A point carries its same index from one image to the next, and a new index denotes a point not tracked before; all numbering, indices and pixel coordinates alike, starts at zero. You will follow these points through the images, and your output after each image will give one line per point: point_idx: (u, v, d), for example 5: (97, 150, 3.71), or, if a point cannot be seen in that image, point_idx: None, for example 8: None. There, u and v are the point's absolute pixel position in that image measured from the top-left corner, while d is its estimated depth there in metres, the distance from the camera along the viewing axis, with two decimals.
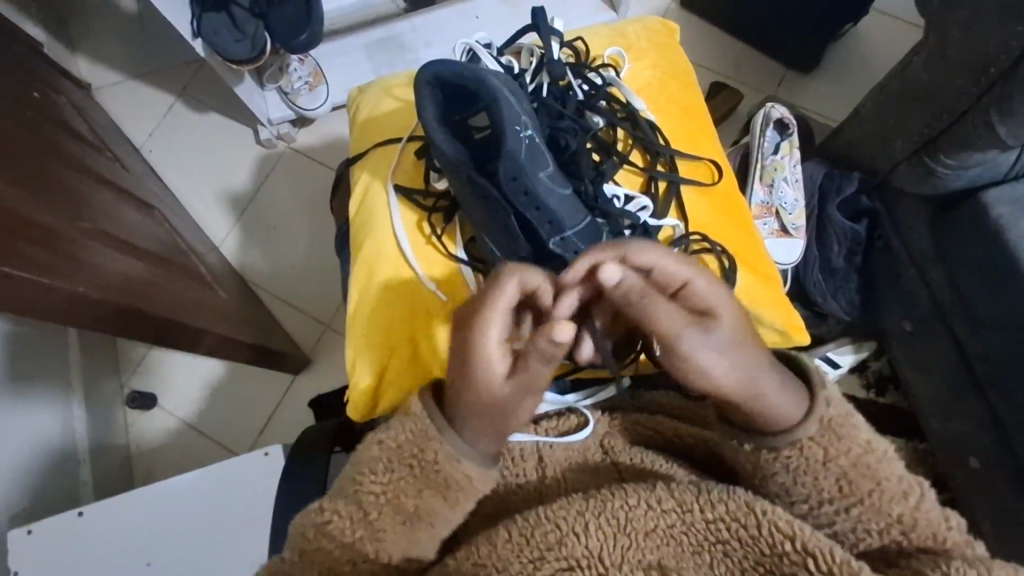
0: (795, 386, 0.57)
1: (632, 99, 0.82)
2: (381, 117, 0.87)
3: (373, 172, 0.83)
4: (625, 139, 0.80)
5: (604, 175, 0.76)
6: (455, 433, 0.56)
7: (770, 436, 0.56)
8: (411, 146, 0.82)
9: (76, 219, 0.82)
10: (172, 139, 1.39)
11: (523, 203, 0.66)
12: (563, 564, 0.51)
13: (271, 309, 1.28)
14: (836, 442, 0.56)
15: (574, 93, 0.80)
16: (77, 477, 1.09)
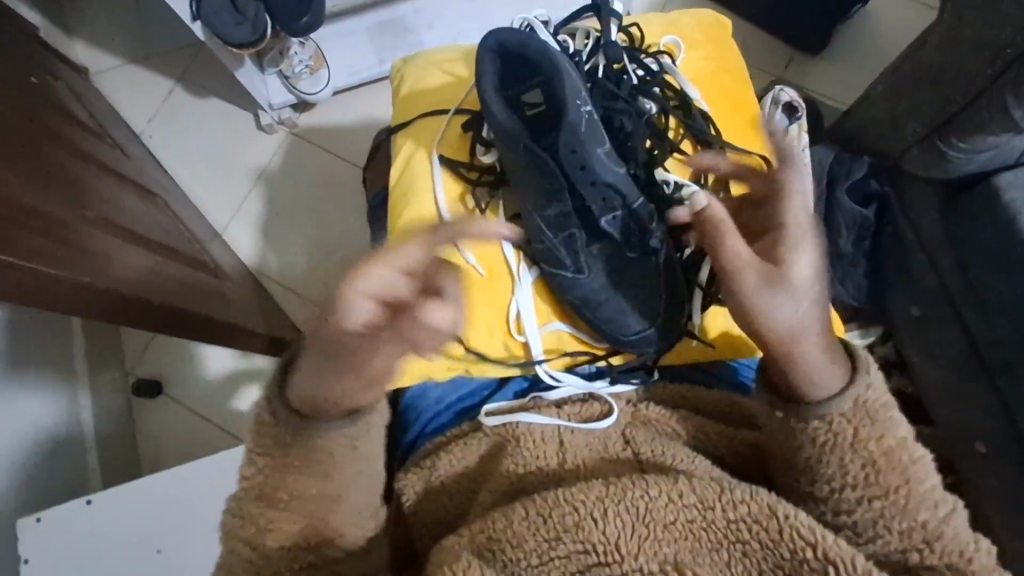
0: (836, 354, 0.60)
1: (686, 87, 0.77)
2: (420, 90, 0.80)
3: (417, 140, 0.77)
4: (676, 127, 0.75)
5: (654, 160, 0.71)
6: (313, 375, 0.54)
7: (808, 398, 0.59)
8: (457, 120, 0.77)
9: (79, 208, 0.81)
10: (173, 124, 1.38)
11: (579, 177, 0.65)
12: (580, 548, 0.50)
13: (276, 296, 1.27)
14: (870, 425, 0.58)
15: (627, 78, 0.75)
16: (84, 464, 1.09)
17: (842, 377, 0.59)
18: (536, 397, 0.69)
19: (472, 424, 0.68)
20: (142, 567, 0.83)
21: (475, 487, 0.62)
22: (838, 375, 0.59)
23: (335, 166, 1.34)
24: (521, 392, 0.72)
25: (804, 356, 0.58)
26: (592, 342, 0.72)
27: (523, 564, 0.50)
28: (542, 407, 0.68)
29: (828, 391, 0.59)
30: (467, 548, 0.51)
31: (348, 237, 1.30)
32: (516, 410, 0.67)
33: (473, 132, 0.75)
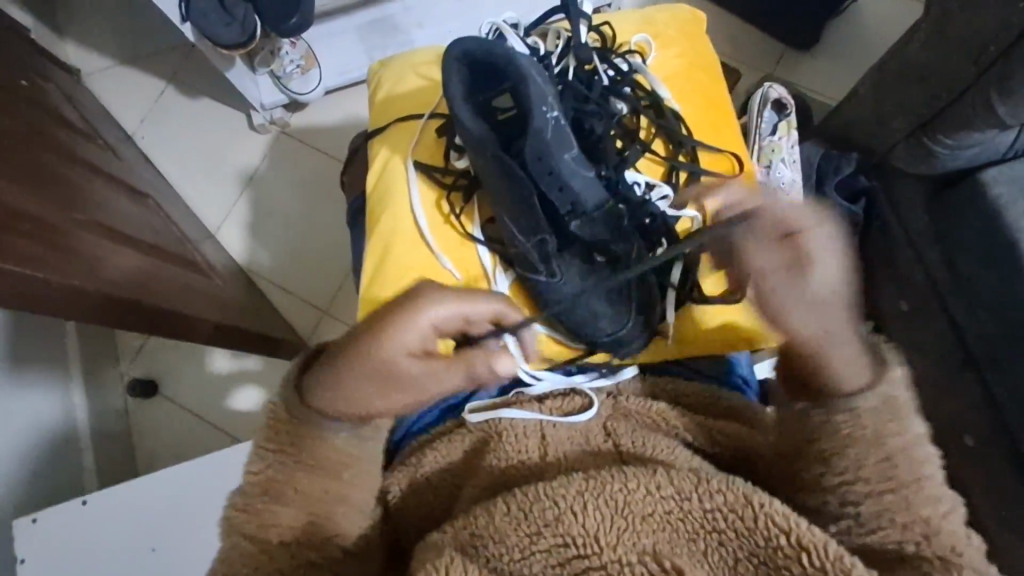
0: (855, 357, 0.53)
1: (657, 87, 0.73)
2: (400, 93, 0.79)
3: (392, 146, 0.76)
4: (647, 127, 0.72)
5: (626, 161, 0.68)
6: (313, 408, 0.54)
7: (822, 398, 0.54)
8: (433, 124, 0.76)
9: (69, 211, 0.82)
10: (164, 125, 1.38)
11: (547, 184, 0.61)
12: (559, 541, 0.44)
13: (273, 298, 1.28)
14: (892, 421, 0.51)
15: (598, 79, 0.72)
16: (80, 465, 1.10)
17: (864, 376, 0.53)
18: (519, 391, 0.66)
19: (457, 420, 0.65)
20: (137, 566, 0.84)
21: (462, 482, 0.59)
22: (857, 374, 0.53)
23: (324, 166, 1.34)
24: (505, 390, 0.69)
25: (839, 347, 0.53)
26: (570, 345, 0.69)
27: (503, 560, 0.44)
28: (524, 401, 0.65)
29: (846, 389, 0.53)
30: (447, 545, 0.46)
31: (340, 237, 1.31)
32: (499, 406, 0.64)
33: (447, 135, 0.74)
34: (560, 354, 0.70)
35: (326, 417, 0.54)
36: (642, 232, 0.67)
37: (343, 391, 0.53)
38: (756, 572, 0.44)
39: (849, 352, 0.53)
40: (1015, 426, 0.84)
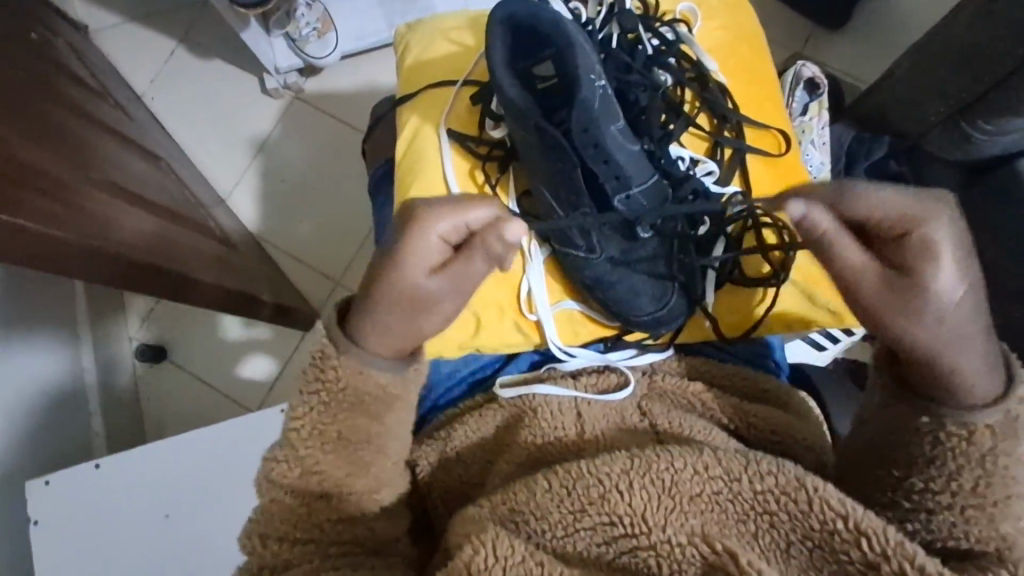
0: (993, 349, 0.50)
1: (703, 59, 0.71)
2: (429, 58, 0.76)
3: (423, 114, 0.73)
4: (691, 100, 0.69)
5: (671, 135, 0.66)
6: (355, 347, 0.51)
7: (962, 406, 0.50)
8: (467, 92, 0.73)
9: (83, 170, 0.80)
10: (174, 86, 1.34)
11: (591, 158, 0.59)
12: (606, 520, 0.44)
13: (283, 265, 1.26)
14: (1001, 442, 0.48)
15: (642, 48, 0.69)
16: (90, 429, 1.10)
17: (998, 386, 0.50)
18: (552, 367, 0.65)
19: (486, 395, 0.64)
20: (150, 532, 0.83)
21: (494, 455, 0.58)
22: (999, 375, 0.50)
23: (341, 134, 1.31)
24: (535, 364, 0.69)
25: (960, 363, 0.49)
26: (605, 322, 0.67)
27: (547, 535, 0.45)
28: (557, 377, 0.64)
29: (983, 400, 0.49)
30: (488, 519, 0.47)
31: (352, 213, 1.28)
32: (530, 382, 0.63)
33: (481, 103, 0.71)
34: (592, 332, 0.68)
35: (369, 354, 0.51)
36: (686, 208, 0.65)
37: (390, 332, 0.51)
38: (809, 555, 0.43)
39: (988, 339, 0.50)
40: None
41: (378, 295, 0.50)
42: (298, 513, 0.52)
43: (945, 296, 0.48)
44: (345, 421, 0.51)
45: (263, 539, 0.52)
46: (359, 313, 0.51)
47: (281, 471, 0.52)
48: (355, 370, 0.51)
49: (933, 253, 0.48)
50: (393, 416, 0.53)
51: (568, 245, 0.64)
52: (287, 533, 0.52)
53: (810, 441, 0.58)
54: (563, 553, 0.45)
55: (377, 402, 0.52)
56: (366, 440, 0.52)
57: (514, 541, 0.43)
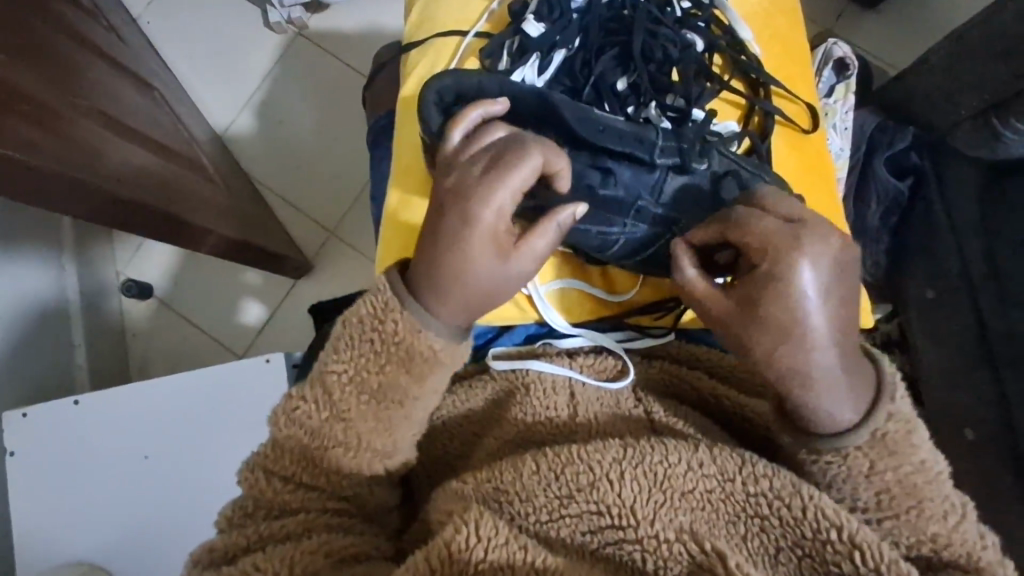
0: (863, 381, 0.48)
1: (737, 25, 0.65)
2: (440, 4, 0.69)
3: (423, 66, 0.67)
4: (721, 66, 0.64)
5: (697, 102, 0.60)
6: (420, 306, 0.49)
7: (819, 436, 0.49)
8: (476, 45, 0.66)
9: (72, 96, 0.75)
10: (172, 10, 1.27)
11: (610, 144, 0.57)
12: (593, 509, 0.43)
13: (277, 210, 1.23)
14: (887, 456, 0.48)
15: (671, 10, 0.64)
16: (73, 363, 1.07)
17: (857, 411, 0.48)
18: (547, 343, 0.60)
19: (478, 366, 0.61)
20: (129, 471, 0.82)
21: (480, 431, 0.56)
22: (862, 397, 0.48)
23: (343, 76, 1.25)
24: (530, 338, 0.63)
25: (823, 398, 0.47)
26: (604, 299, 0.62)
27: (531, 519, 0.44)
28: (553, 355, 0.59)
29: (843, 424, 0.48)
30: (471, 497, 0.45)
31: (348, 165, 1.23)
32: (525, 357, 0.59)
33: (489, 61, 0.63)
34: (588, 311, 0.62)
35: (431, 315, 0.49)
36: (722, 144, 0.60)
37: (453, 293, 0.48)
38: (798, 563, 0.42)
39: (855, 365, 0.48)
40: None
41: (439, 277, 0.48)
42: (306, 456, 0.51)
43: (800, 330, 0.46)
44: (388, 373, 0.49)
45: (267, 477, 0.51)
46: (419, 278, 0.49)
47: (306, 410, 0.50)
48: (411, 328, 0.49)
49: (782, 284, 0.46)
50: (435, 379, 0.51)
51: (607, 227, 0.58)
52: (293, 474, 0.51)
53: None
54: (546, 538, 0.43)
55: (424, 362, 0.50)
56: (401, 399, 0.50)
57: (497, 521, 0.42)
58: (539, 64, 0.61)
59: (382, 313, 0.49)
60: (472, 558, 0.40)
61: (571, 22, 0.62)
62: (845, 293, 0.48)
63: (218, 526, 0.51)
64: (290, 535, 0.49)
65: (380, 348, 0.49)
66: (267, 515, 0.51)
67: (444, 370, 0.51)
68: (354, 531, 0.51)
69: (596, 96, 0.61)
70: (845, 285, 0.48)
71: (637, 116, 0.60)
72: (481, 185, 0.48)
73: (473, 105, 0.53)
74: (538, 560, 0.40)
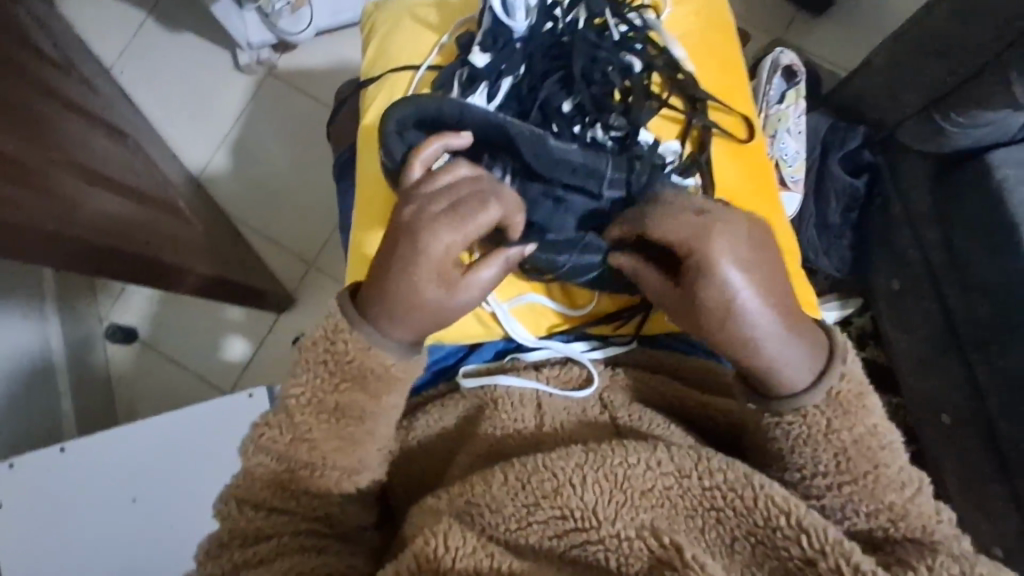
0: (814, 342, 0.52)
1: (671, 46, 0.69)
2: (393, 41, 0.73)
3: (380, 101, 0.70)
4: (659, 84, 0.68)
5: (638, 122, 0.63)
6: (372, 328, 0.52)
7: (777, 397, 0.52)
8: (429, 78, 0.69)
9: (45, 149, 0.77)
10: (143, 59, 1.30)
11: (565, 176, 0.59)
12: (558, 514, 0.45)
13: (256, 246, 1.25)
14: (842, 416, 0.51)
15: (609, 34, 0.67)
16: (59, 411, 1.07)
17: (812, 374, 0.52)
18: (515, 357, 0.62)
19: (450, 385, 0.63)
20: (117, 515, 0.83)
21: (455, 447, 0.58)
22: (815, 359, 0.52)
23: (313, 112, 1.28)
24: (499, 354, 0.64)
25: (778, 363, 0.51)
26: (566, 313, 0.64)
27: (501, 529, 0.45)
28: (520, 369, 0.61)
29: (800, 385, 0.52)
30: (445, 512, 0.47)
31: (323, 198, 1.26)
32: (493, 372, 0.61)
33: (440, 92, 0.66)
34: (551, 322, 0.64)
35: (383, 336, 0.52)
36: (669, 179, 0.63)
37: (406, 319, 0.51)
38: (751, 551, 0.44)
39: (803, 331, 0.51)
40: (993, 408, 0.85)
41: (392, 306, 0.51)
42: (275, 479, 0.53)
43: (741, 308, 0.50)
44: (343, 391, 0.52)
45: (239, 507, 0.53)
46: (373, 303, 0.52)
47: (271, 435, 0.53)
48: (362, 348, 0.52)
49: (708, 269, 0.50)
50: (391, 397, 0.53)
51: (554, 255, 0.59)
52: (264, 501, 0.53)
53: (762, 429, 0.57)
54: (516, 546, 0.45)
55: (378, 379, 0.52)
56: (359, 413, 0.53)
57: (466, 532, 0.44)
58: (487, 92, 0.65)
59: (335, 336, 0.52)
60: (442, 566, 0.42)
61: (514, 51, 0.65)
62: (772, 265, 0.51)
63: (198, 559, 0.53)
64: (263, 560, 0.51)
65: (336, 368, 0.52)
66: (242, 544, 0.52)
67: (403, 383, 0.54)
68: (325, 551, 0.52)
69: (542, 117, 0.64)
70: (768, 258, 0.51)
71: (584, 136, 0.63)
72: (433, 224, 0.50)
73: (435, 139, 0.56)
74: (505, 566, 0.42)
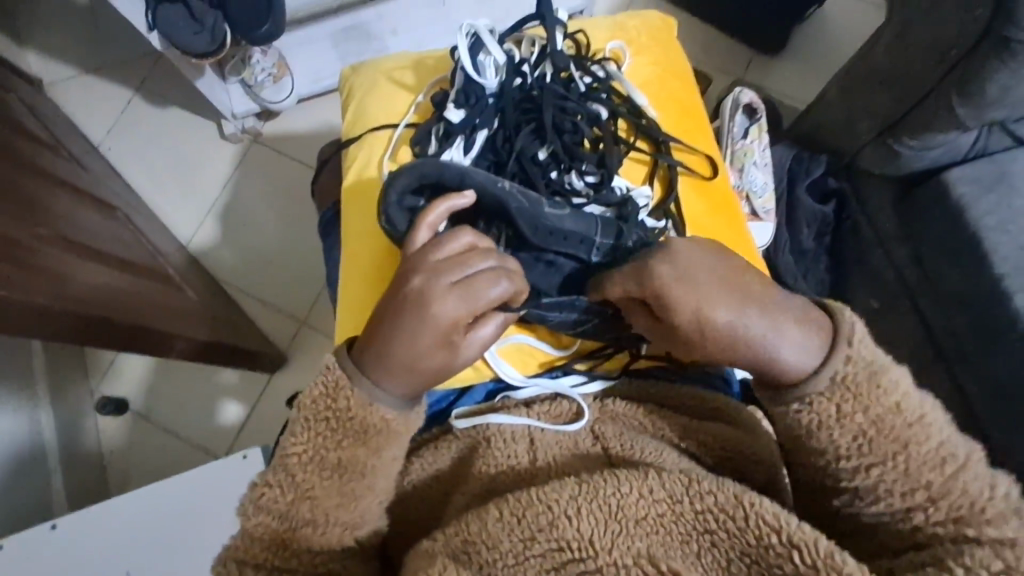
0: (809, 324, 0.53)
1: (634, 93, 0.73)
2: (372, 103, 0.77)
3: (365, 158, 0.73)
4: (626, 130, 0.72)
5: (609, 168, 0.67)
6: (371, 381, 0.53)
7: (787, 387, 0.53)
8: (407, 135, 0.73)
9: (35, 226, 0.79)
10: (132, 135, 1.35)
11: (557, 245, 0.62)
12: (554, 546, 0.45)
13: (247, 309, 1.26)
14: (860, 398, 0.51)
15: (575, 85, 0.71)
16: (49, 488, 1.05)
17: (819, 356, 0.52)
18: (505, 396, 0.63)
19: (442, 427, 0.63)
20: None
21: (450, 489, 0.58)
22: (816, 343, 0.52)
23: (298, 175, 1.32)
24: (490, 395, 0.65)
25: (778, 357, 0.52)
26: (551, 352, 0.65)
27: (498, 565, 0.45)
28: (511, 407, 0.62)
29: (808, 370, 0.52)
30: (440, 552, 0.47)
31: (312, 256, 1.28)
32: (485, 412, 0.62)
33: (419, 148, 0.70)
34: (539, 362, 0.65)
35: (378, 388, 0.53)
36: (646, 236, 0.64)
37: (405, 373, 0.52)
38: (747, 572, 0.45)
39: (794, 317, 0.53)
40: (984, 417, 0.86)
41: (395, 360, 0.52)
42: (276, 540, 0.53)
43: (714, 322, 0.53)
44: (346, 448, 0.52)
45: (239, 568, 0.52)
46: (371, 356, 0.52)
47: (272, 495, 0.52)
48: (362, 404, 0.52)
49: (665, 297, 0.54)
50: (391, 449, 0.54)
51: (545, 311, 0.62)
52: (263, 560, 0.52)
53: (757, 453, 0.57)
54: None
55: (378, 434, 0.53)
56: (361, 469, 0.53)
57: None
58: (464, 145, 0.68)
59: (335, 390, 0.53)
60: None
61: (486, 106, 0.69)
62: (737, 279, 0.54)
63: None
64: None
65: (336, 425, 0.52)
66: None
67: (401, 442, 0.55)
68: None
69: (519, 167, 0.67)
70: (732, 275, 0.54)
71: (559, 181, 0.67)
72: (441, 287, 0.52)
73: (441, 201, 0.58)
74: None
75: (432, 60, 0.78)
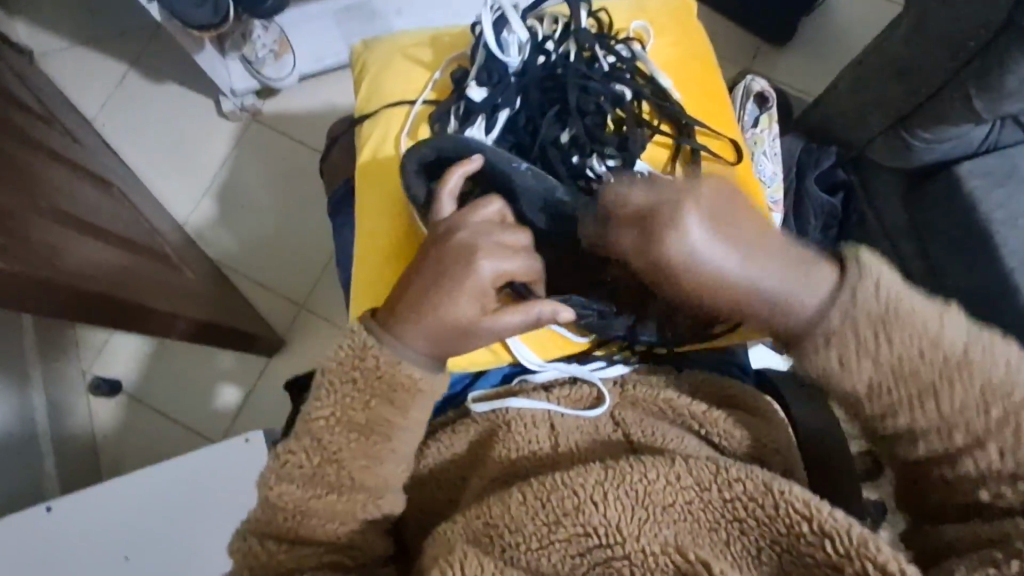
0: (815, 277, 0.50)
1: (658, 74, 0.72)
2: (386, 80, 0.75)
3: (381, 134, 0.71)
4: (649, 112, 0.70)
5: (630, 149, 0.66)
6: (393, 340, 0.52)
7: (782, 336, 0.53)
8: (424, 112, 0.71)
9: (32, 199, 0.77)
10: (126, 110, 1.31)
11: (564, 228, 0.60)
12: (580, 531, 0.44)
13: (245, 290, 1.24)
14: (899, 378, 0.51)
15: (598, 65, 0.70)
16: (42, 469, 1.02)
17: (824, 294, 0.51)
18: (523, 379, 0.63)
19: (458, 412, 0.62)
20: None
21: (465, 475, 0.57)
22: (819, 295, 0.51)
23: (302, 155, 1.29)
24: (506, 378, 0.65)
25: (778, 313, 0.51)
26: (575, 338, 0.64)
27: (521, 549, 0.45)
28: (529, 391, 0.62)
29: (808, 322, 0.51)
30: (463, 536, 0.46)
31: (319, 233, 1.26)
32: (503, 396, 0.61)
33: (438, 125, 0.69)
34: (561, 349, 0.64)
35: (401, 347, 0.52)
36: None
37: (426, 334, 0.51)
38: (776, 560, 0.44)
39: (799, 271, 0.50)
40: None
41: (416, 319, 0.51)
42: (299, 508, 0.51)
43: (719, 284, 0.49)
44: (372, 408, 0.52)
45: (261, 541, 0.51)
46: (393, 315, 0.52)
47: (297, 461, 0.52)
48: (390, 362, 0.52)
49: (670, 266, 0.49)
50: (418, 411, 0.53)
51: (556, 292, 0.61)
52: (282, 532, 0.51)
53: (771, 440, 0.56)
54: (535, 568, 0.44)
55: (407, 393, 0.52)
56: (386, 431, 0.52)
57: (483, 560, 0.43)
58: (485, 125, 0.67)
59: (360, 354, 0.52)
60: None
61: (509, 85, 0.68)
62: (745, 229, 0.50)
63: None
64: None
65: (364, 383, 0.52)
66: None
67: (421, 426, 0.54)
68: None
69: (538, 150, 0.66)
70: (740, 224, 0.50)
71: (580, 166, 0.65)
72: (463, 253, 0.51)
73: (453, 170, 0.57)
74: None
75: (447, 38, 0.76)
